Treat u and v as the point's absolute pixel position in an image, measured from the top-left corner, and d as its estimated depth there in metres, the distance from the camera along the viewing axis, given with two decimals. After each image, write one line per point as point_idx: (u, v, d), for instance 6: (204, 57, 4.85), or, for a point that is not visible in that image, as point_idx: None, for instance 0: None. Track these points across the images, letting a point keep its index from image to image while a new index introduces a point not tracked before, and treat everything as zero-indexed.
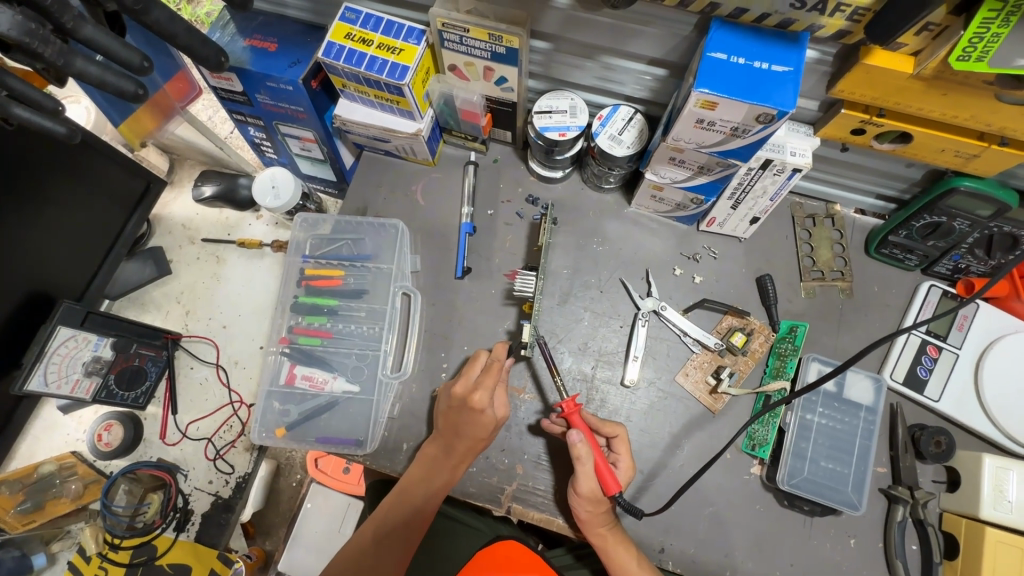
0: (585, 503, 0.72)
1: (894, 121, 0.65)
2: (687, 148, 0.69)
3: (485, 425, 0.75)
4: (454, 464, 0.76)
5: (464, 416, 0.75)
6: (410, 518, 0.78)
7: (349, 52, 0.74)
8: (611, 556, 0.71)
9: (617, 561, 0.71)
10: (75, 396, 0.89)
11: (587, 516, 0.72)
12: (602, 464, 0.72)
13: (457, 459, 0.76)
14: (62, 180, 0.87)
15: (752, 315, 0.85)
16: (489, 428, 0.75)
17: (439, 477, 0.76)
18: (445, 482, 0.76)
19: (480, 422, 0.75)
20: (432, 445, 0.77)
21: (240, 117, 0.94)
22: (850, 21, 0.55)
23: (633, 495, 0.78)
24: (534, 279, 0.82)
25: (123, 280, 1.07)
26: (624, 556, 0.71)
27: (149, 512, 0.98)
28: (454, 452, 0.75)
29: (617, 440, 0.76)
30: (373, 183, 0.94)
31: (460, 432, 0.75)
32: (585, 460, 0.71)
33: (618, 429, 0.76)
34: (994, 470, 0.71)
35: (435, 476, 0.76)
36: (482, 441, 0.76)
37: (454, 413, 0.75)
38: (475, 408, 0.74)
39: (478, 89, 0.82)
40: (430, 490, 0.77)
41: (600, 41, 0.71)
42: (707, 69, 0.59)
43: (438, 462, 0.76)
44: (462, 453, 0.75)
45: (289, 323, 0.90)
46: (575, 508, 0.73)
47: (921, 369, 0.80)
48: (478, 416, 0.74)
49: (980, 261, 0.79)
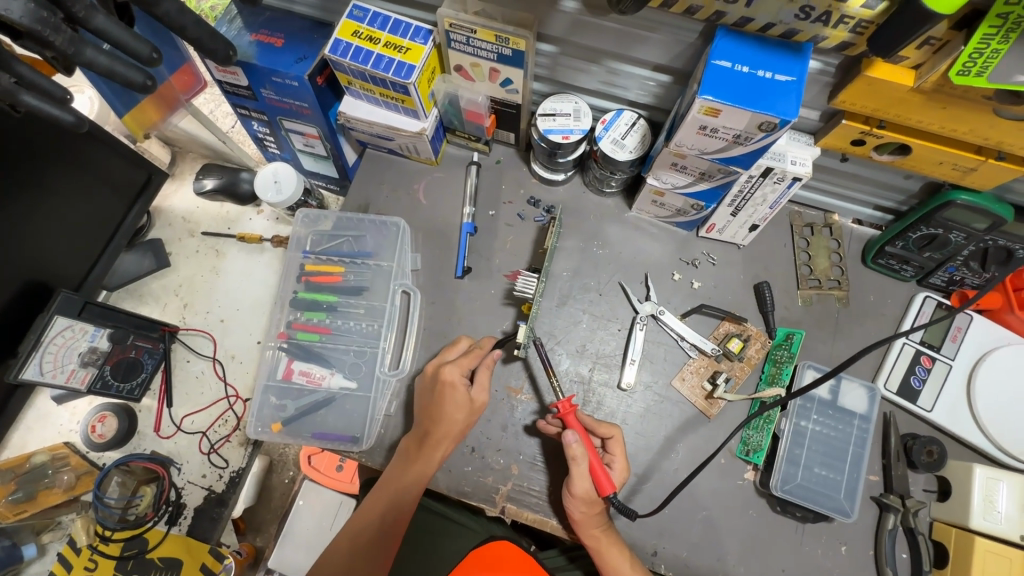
0: (579, 503, 0.72)
1: (894, 133, 0.66)
2: (689, 153, 0.70)
3: (471, 411, 0.77)
4: (426, 456, 0.75)
5: (448, 399, 0.75)
6: (388, 512, 0.78)
7: (355, 49, 0.75)
8: (604, 558, 0.71)
9: (610, 563, 0.71)
10: (70, 386, 0.90)
11: (582, 516, 0.73)
12: (596, 464, 0.72)
13: (429, 451, 0.75)
14: (60, 169, 0.86)
15: (748, 322, 0.86)
16: (464, 408, 0.75)
17: (414, 471, 0.76)
18: (421, 476, 0.75)
19: (468, 411, 0.76)
20: (410, 434, 0.77)
21: (245, 112, 0.94)
22: (853, 33, 0.56)
23: (627, 499, 0.79)
24: (536, 281, 0.82)
25: (121, 272, 1.07)
26: (617, 559, 0.71)
27: (141, 505, 0.96)
28: (425, 442, 0.75)
29: (613, 442, 0.76)
30: (375, 181, 0.95)
31: (434, 415, 0.75)
32: (578, 459, 0.72)
33: (613, 429, 0.77)
34: (985, 481, 0.72)
35: (408, 467, 0.76)
36: (460, 430, 0.76)
37: (433, 397, 0.76)
38: (444, 382, 0.75)
39: (483, 90, 0.83)
40: (406, 484, 0.76)
41: (606, 45, 0.71)
42: (712, 76, 0.59)
43: (412, 454, 0.76)
44: (434, 444, 0.75)
45: (288, 318, 0.90)
46: (569, 508, 0.73)
47: (914, 379, 0.81)
48: (463, 398, 0.75)
49: (975, 274, 0.80)
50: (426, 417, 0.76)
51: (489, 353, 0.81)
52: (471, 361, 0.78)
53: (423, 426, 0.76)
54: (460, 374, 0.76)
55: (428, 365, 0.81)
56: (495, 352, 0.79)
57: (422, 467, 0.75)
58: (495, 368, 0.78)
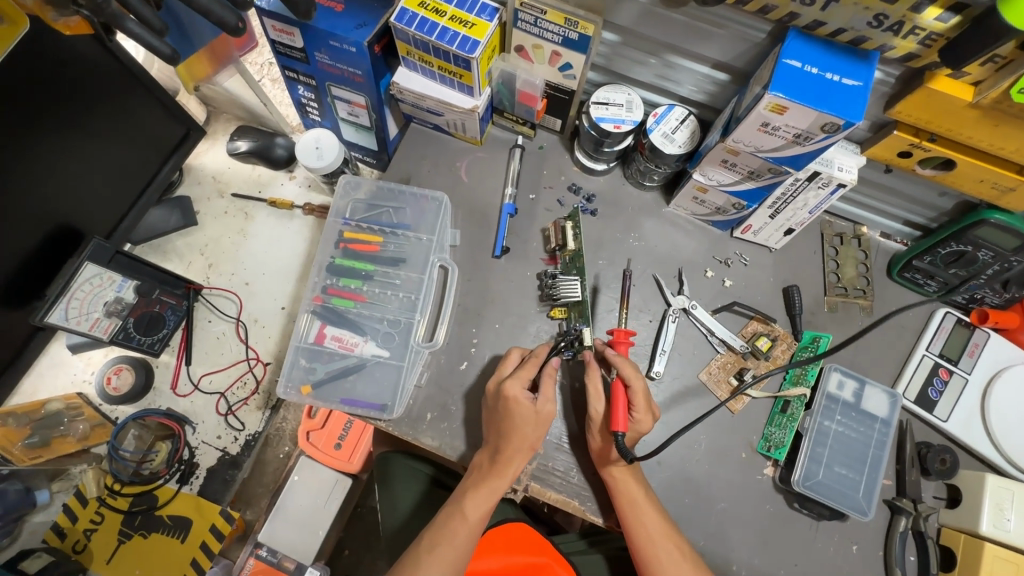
0: (593, 430, 0.77)
1: (942, 148, 0.68)
2: (743, 151, 0.72)
3: (540, 424, 0.76)
4: (501, 474, 0.74)
5: (519, 409, 0.74)
6: (455, 543, 0.73)
7: (421, 20, 0.75)
8: (618, 488, 0.74)
9: (624, 494, 0.73)
10: (93, 334, 0.88)
11: (597, 446, 0.77)
12: (618, 395, 0.74)
13: (502, 467, 0.74)
14: (103, 112, 0.85)
15: (776, 323, 0.88)
16: (534, 422, 0.75)
17: (489, 488, 0.74)
18: (497, 493, 0.74)
19: (540, 425, 0.76)
20: (482, 450, 0.77)
21: (292, 75, 0.94)
22: (921, 45, 0.58)
23: (640, 448, 0.82)
24: (577, 284, 0.84)
25: (147, 227, 1.06)
26: (632, 489, 0.73)
27: (156, 460, 0.95)
28: (501, 458, 0.74)
29: (632, 391, 0.75)
30: (418, 154, 0.95)
31: (504, 431, 0.74)
32: (595, 376, 0.78)
33: (636, 381, 0.75)
34: (996, 489, 0.75)
35: (482, 486, 0.75)
36: (532, 444, 0.75)
37: (498, 414, 0.75)
38: (508, 398, 0.74)
39: (541, 74, 0.84)
40: (486, 500, 0.74)
41: (669, 38, 0.73)
42: (782, 74, 0.61)
43: (486, 471, 0.75)
44: (507, 459, 0.74)
45: (324, 282, 0.90)
46: (590, 440, 0.78)
47: (932, 390, 0.84)
48: (531, 412, 0.75)
49: (995, 293, 0.84)
50: (497, 427, 0.75)
51: (546, 361, 0.81)
52: (531, 373, 0.78)
53: (496, 440, 0.75)
54: (522, 388, 0.75)
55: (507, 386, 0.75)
56: (555, 360, 0.80)
57: (497, 485, 0.74)
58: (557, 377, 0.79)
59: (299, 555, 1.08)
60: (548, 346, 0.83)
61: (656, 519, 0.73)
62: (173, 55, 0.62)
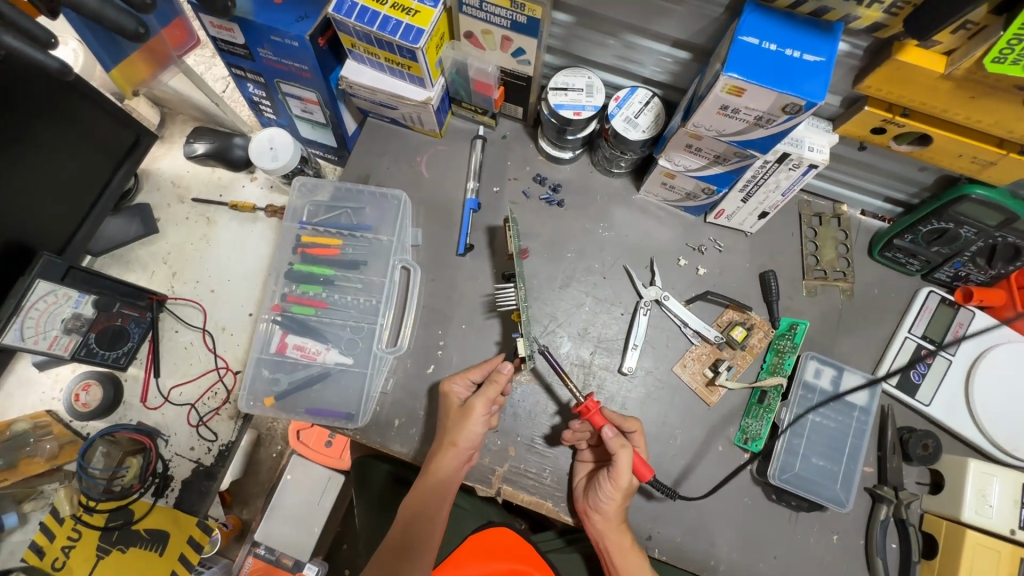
0: (615, 498, 0.71)
1: (917, 123, 0.64)
2: (705, 135, 0.68)
3: (462, 418, 0.72)
4: (432, 483, 0.73)
5: (452, 417, 0.73)
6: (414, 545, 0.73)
7: (361, 9, 0.70)
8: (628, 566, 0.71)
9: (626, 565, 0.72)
10: (52, 352, 0.87)
11: (614, 510, 0.71)
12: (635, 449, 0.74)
13: (432, 465, 0.73)
14: (44, 122, 0.82)
15: (752, 310, 0.85)
16: (454, 414, 0.73)
17: (424, 484, 0.74)
18: (432, 491, 0.73)
19: (462, 420, 0.72)
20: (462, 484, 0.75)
21: (240, 73, 0.90)
22: (887, 13, 0.53)
23: None
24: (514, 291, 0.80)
25: (106, 236, 1.03)
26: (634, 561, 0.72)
27: (127, 476, 0.94)
28: (430, 467, 0.73)
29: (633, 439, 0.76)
30: (376, 150, 0.91)
31: (442, 427, 0.75)
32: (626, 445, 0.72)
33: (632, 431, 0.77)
34: (979, 475, 0.73)
35: (421, 497, 0.74)
36: (475, 439, 0.73)
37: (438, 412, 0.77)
38: (444, 392, 0.76)
39: (493, 60, 0.79)
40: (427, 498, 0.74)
41: (626, 18, 0.68)
42: (738, 52, 0.57)
43: (419, 477, 0.75)
44: (435, 467, 0.73)
45: (283, 290, 0.88)
46: (599, 502, 0.72)
47: (914, 373, 0.81)
48: (462, 415, 0.73)
49: (980, 270, 0.80)
50: (438, 433, 0.75)
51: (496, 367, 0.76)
52: (476, 373, 0.77)
53: (434, 445, 0.75)
54: (464, 386, 0.77)
55: (447, 382, 0.77)
56: (507, 367, 0.75)
57: (432, 497, 0.73)
58: (502, 384, 0.74)
59: (296, 552, 1.08)
60: (500, 356, 0.80)
61: (615, 537, 0.72)
62: (62, 69, 0.59)
